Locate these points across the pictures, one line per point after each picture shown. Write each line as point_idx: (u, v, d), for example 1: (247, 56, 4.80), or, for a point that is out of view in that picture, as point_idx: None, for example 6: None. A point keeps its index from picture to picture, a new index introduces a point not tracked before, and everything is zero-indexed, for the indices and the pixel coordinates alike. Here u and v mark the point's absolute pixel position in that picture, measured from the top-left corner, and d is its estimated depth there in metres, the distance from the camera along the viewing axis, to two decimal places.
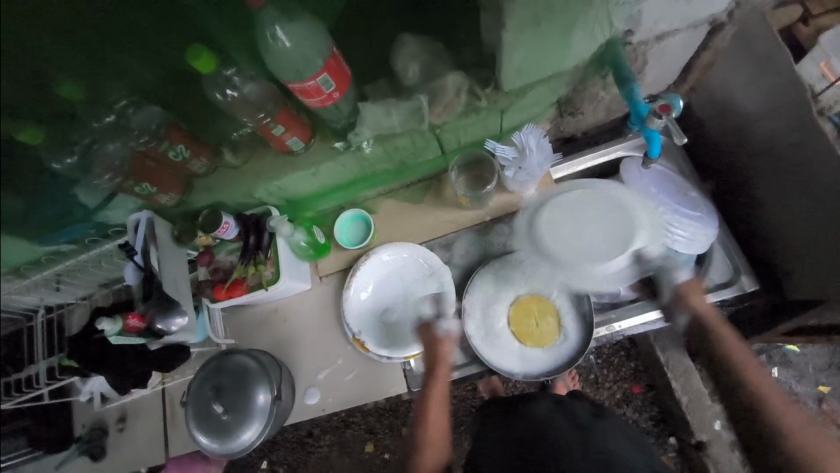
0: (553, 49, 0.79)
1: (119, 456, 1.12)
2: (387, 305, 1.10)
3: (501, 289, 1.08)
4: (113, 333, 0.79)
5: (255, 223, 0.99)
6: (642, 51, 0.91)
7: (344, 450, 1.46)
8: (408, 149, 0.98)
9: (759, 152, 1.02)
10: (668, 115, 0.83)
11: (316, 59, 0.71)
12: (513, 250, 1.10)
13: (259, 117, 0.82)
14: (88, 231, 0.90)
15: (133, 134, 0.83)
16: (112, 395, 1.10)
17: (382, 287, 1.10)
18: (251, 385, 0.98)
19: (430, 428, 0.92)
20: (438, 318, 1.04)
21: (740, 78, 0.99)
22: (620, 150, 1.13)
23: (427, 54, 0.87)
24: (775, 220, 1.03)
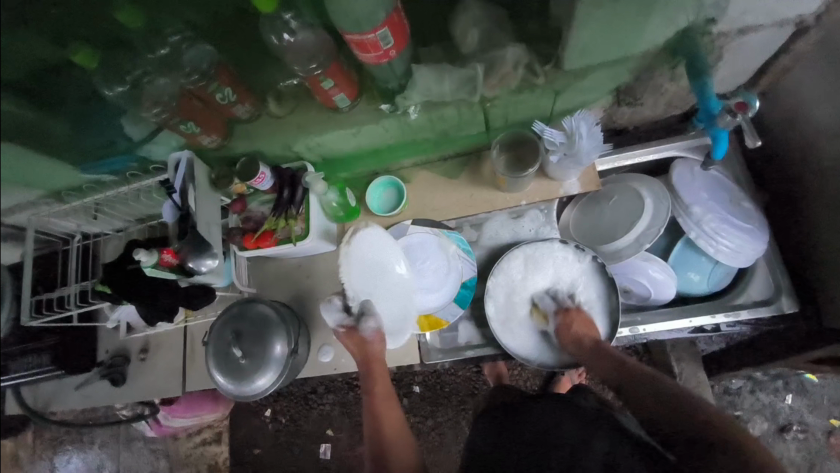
0: (627, 29, 0.74)
1: (138, 384, 1.17)
2: (373, 290, 1.01)
3: (526, 277, 1.06)
4: (148, 264, 0.81)
5: (291, 177, 0.99)
6: (720, 43, 0.85)
7: (344, 411, 1.50)
8: (453, 120, 0.95)
9: (826, 168, 0.96)
10: (744, 114, 0.81)
11: (378, 11, 0.68)
12: (546, 238, 1.07)
13: (310, 67, 0.80)
14: (130, 165, 0.91)
15: (185, 71, 0.83)
16: (137, 325, 1.14)
17: (373, 268, 1.01)
18: (271, 335, 1.00)
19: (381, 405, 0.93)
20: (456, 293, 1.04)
21: (819, 87, 0.92)
22: (672, 150, 1.08)
23: (490, 21, 0.83)
24: (830, 243, 0.98)
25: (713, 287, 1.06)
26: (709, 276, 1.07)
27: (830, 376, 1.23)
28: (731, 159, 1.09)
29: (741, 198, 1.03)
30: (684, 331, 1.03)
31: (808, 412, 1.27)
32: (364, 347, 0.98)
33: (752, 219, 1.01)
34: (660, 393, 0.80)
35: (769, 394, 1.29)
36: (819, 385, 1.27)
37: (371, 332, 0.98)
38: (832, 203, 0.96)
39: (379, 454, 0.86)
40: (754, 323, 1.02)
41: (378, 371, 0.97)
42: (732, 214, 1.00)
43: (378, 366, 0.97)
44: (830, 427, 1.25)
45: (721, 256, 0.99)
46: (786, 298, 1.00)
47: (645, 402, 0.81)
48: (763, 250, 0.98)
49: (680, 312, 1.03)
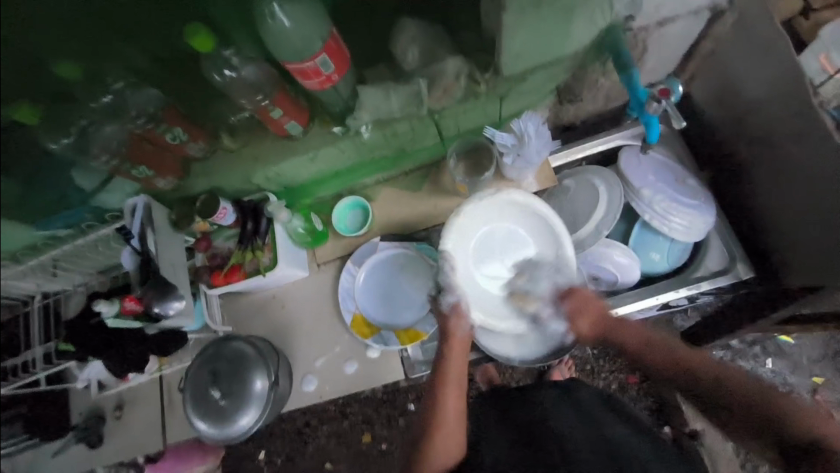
0: (554, 33, 0.79)
1: (118, 443, 1.12)
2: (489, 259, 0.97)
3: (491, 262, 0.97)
4: (110, 315, 0.81)
5: (253, 209, 0.99)
6: (642, 36, 0.93)
7: (341, 440, 1.46)
8: (407, 134, 0.98)
9: (757, 140, 1.03)
10: (667, 99, 0.87)
11: (315, 40, 0.72)
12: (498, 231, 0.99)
13: (257, 99, 0.82)
14: (85, 216, 0.88)
15: (131, 116, 0.82)
16: (109, 381, 1.10)
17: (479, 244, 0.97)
18: (249, 371, 0.99)
19: (444, 396, 0.81)
20: (439, 293, 0.90)
21: (737, 67, 1.00)
22: (617, 139, 1.13)
23: (426, 37, 0.87)
24: (773, 209, 1.05)
25: (675, 264, 1.11)
26: (668, 255, 1.11)
27: (802, 335, 1.28)
28: (673, 142, 1.16)
29: (686, 177, 1.09)
30: (654, 308, 1.09)
31: (790, 374, 1.32)
32: (449, 321, 0.88)
33: (698, 196, 1.06)
34: (749, 389, 0.71)
35: (749, 360, 1.33)
36: (794, 346, 1.33)
37: (449, 306, 0.88)
38: (767, 171, 1.03)
39: (421, 455, 0.77)
40: (717, 290, 1.08)
41: (456, 352, 0.86)
42: (680, 193, 1.06)
43: (458, 345, 0.86)
44: (813, 385, 1.30)
45: (675, 233, 1.05)
46: (741, 265, 1.07)
47: (729, 396, 0.71)
48: (711, 222, 1.04)
49: (649, 289, 1.08)
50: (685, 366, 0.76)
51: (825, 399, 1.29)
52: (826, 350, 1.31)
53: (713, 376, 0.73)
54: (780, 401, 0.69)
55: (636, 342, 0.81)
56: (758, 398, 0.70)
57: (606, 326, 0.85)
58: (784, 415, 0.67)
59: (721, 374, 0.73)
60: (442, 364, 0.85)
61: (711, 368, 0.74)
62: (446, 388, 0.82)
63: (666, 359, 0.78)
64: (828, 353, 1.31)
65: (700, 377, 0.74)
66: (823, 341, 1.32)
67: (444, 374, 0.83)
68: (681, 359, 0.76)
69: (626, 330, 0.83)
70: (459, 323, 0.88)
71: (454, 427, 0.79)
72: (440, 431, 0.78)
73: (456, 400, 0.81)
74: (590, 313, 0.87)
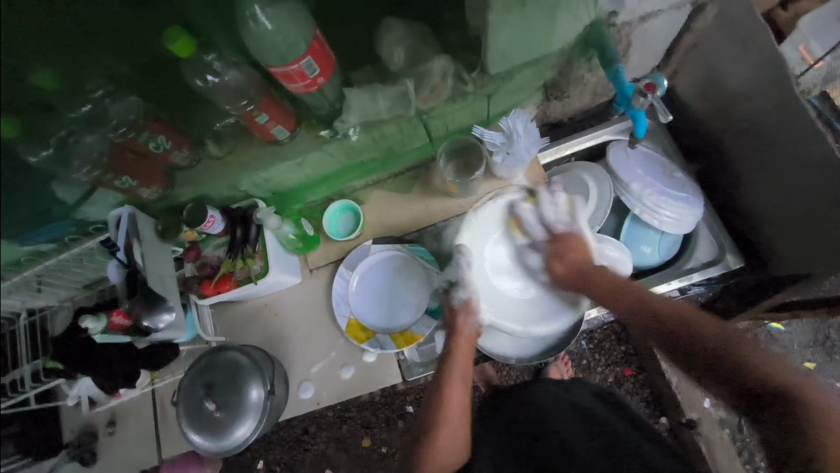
0: (539, 30, 0.79)
1: (112, 459, 1.09)
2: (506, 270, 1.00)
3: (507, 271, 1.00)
4: (98, 331, 0.79)
5: (242, 216, 0.98)
6: (626, 32, 0.93)
7: (340, 446, 1.45)
8: (396, 136, 0.97)
9: (741, 132, 1.04)
10: (652, 93, 0.86)
11: (299, 43, 0.71)
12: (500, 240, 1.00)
13: (242, 104, 0.80)
14: (69, 230, 0.86)
15: (112, 126, 0.80)
16: (100, 397, 1.08)
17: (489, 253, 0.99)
18: (244, 381, 0.97)
19: (450, 390, 0.83)
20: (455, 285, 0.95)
21: (718, 61, 1.01)
22: (606, 134, 1.13)
23: (411, 38, 0.86)
24: (760, 198, 1.06)
25: (666, 257, 1.12)
26: (659, 247, 1.12)
27: (792, 322, 1.30)
28: (660, 135, 1.17)
29: (673, 170, 1.10)
30: None
31: (782, 360, 1.34)
32: (456, 317, 0.91)
33: (685, 188, 1.07)
34: (717, 337, 0.68)
35: None
36: (785, 332, 1.35)
37: (459, 301, 0.93)
38: (752, 161, 1.05)
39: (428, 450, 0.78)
40: (707, 283, 1.09)
41: (463, 347, 0.89)
42: (668, 186, 1.06)
43: (465, 341, 0.89)
44: (805, 371, 1.32)
45: (666, 226, 1.05)
46: (730, 256, 1.07)
47: (695, 337, 0.70)
48: (700, 214, 1.05)
49: (641, 283, 1.09)
50: (653, 315, 0.76)
51: (817, 384, 1.31)
52: (816, 336, 1.33)
53: (681, 318, 0.73)
54: (747, 349, 0.65)
55: (620, 285, 0.83)
56: (721, 344, 0.67)
57: (602, 278, 0.86)
58: (753, 359, 0.64)
59: (690, 318, 0.72)
60: (449, 358, 0.88)
61: (680, 319, 0.73)
62: (452, 383, 0.84)
63: (643, 306, 0.78)
64: (818, 338, 1.33)
65: (670, 325, 0.73)
66: (813, 327, 1.34)
67: (451, 368, 0.86)
68: (653, 308, 0.77)
69: (595, 284, 0.86)
70: (466, 320, 0.91)
71: (457, 420, 0.81)
72: (444, 420, 0.80)
73: (462, 393, 0.83)
74: (577, 257, 0.90)
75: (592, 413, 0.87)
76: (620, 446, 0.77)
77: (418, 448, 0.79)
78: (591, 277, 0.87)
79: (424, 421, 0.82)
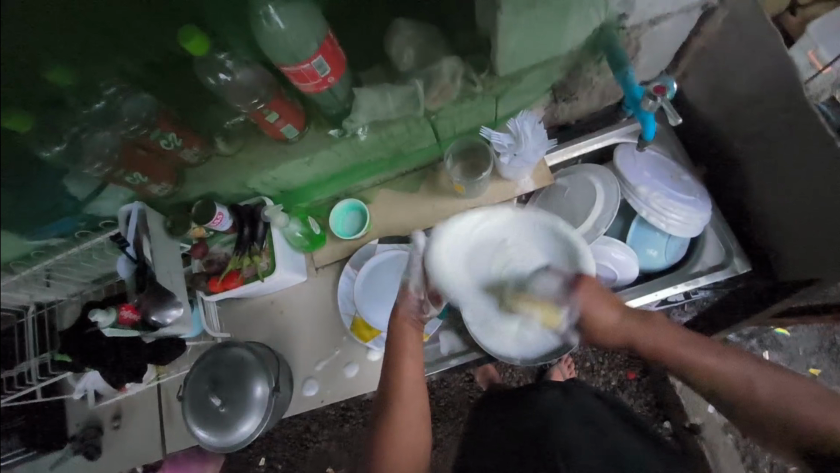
0: (549, 31, 0.79)
1: (117, 454, 1.10)
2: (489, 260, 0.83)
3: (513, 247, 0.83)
4: (108, 325, 0.79)
5: (250, 213, 0.98)
6: (635, 35, 0.94)
7: (342, 444, 1.45)
8: (404, 136, 0.98)
9: (749, 137, 1.04)
10: (663, 96, 0.87)
11: (311, 42, 0.71)
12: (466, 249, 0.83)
13: (252, 103, 0.81)
14: (77, 225, 0.86)
15: (124, 123, 0.82)
16: (106, 391, 1.09)
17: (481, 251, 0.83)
18: (248, 378, 0.98)
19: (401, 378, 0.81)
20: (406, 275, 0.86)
21: (727, 65, 1.01)
22: (614, 136, 1.14)
23: (421, 39, 0.86)
24: (767, 203, 1.06)
25: (672, 260, 1.11)
26: (666, 250, 1.12)
27: (798, 328, 1.30)
28: (668, 139, 1.16)
29: (681, 173, 1.10)
30: (653, 304, 1.09)
31: (787, 366, 1.33)
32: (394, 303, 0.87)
33: (693, 191, 1.07)
34: (766, 397, 0.72)
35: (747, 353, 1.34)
36: (791, 338, 1.34)
37: (415, 295, 0.86)
38: (760, 165, 1.04)
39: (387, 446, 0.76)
40: (713, 286, 1.09)
41: (408, 333, 0.85)
42: (676, 189, 1.06)
43: (408, 326, 0.85)
44: (811, 376, 1.32)
45: (673, 229, 1.05)
46: (738, 259, 1.07)
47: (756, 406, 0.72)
48: (708, 217, 1.05)
49: (648, 286, 1.09)
50: (714, 380, 0.75)
51: (823, 390, 1.31)
52: (823, 342, 1.32)
53: (737, 384, 0.73)
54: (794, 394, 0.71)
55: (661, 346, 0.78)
56: (775, 398, 0.71)
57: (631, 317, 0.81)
58: (794, 414, 0.70)
59: (742, 378, 0.73)
60: (395, 344, 0.84)
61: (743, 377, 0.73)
62: (403, 368, 0.82)
63: (692, 374, 0.76)
64: (824, 344, 1.33)
65: (731, 386, 0.73)
66: (819, 333, 1.33)
67: (399, 354, 0.83)
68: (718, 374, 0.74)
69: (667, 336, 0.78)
70: (405, 303, 0.86)
71: (414, 406, 0.80)
72: (400, 413, 0.78)
73: (415, 376, 0.82)
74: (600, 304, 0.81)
75: (595, 418, 0.87)
76: (621, 454, 0.78)
77: (377, 434, 0.78)
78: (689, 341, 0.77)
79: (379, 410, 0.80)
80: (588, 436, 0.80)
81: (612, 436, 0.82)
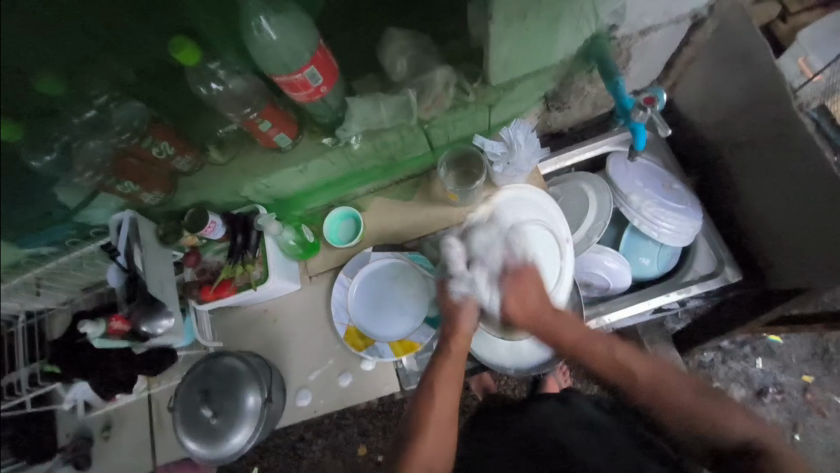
0: (540, 41, 0.80)
1: (106, 464, 1.09)
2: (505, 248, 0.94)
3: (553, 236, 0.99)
4: (97, 336, 0.78)
5: (243, 222, 0.97)
6: (627, 45, 0.94)
7: (336, 454, 1.44)
8: (397, 144, 0.98)
9: (740, 146, 1.05)
10: (652, 107, 0.88)
11: (303, 52, 0.72)
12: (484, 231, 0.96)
13: (245, 112, 0.81)
14: (69, 233, 0.85)
15: (115, 131, 0.81)
16: (96, 401, 1.08)
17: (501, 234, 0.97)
18: (240, 388, 0.97)
19: (441, 392, 0.82)
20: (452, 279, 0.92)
21: (717, 75, 1.02)
22: (606, 144, 1.14)
23: (414, 48, 0.87)
24: (758, 212, 1.06)
25: (665, 268, 1.12)
26: (658, 258, 1.12)
27: (791, 335, 1.30)
28: (660, 147, 1.17)
29: (673, 182, 1.11)
30: (646, 313, 1.09)
31: (780, 373, 1.33)
32: (457, 313, 0.89)
33: (685, 200, 1.08)
34: (688, 397, 0.76)
35: (740, 361, 1.35)
36: (784, 345, 1.35)
37: (461, 296, 0.90)
38: (750, 174, 1.05)
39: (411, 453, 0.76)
40: (706, 295, 1.10)
41: (458, 347, 0.87)
42: (668, 198, 1.07)
43: (459, 343, 0.87)
44: (804, 384, 1.32)
45: (665, 238, 1.05)
46: (729, 269, 1.07)
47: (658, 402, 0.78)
48: (699, 225, 1.05)
49: (641, 295, 1.08)
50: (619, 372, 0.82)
51: (815, 397, 1.31)
52: (815, 349, 1.33)
53: (653, 382, 0.80)
54: (715, 406, 0.75)
55: (584, 345, 0.86)
56: (699, 403, 0.76)
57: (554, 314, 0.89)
58: (720, 422, 0.74)
59: (661, 381, 0.79)
60: (440, 358, 0.86)
61: (651, 373, 0.80)
62: (445, 380, 0.83)
63: (607, 369, 0.83)
64: (817, 351, 1.33)
65: (642, 388, 0.80)
66: (812, 340, 1.34)
67: (442, 369, 0.84)
68: (627, 371, 0.81)
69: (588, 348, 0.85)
70: (466, 318, 0.89)
71: (446, 418, 0.80)
72: (436, 421, 0.79)
73: (453, 393, 0.83)
74: (532, 299, 0.89)
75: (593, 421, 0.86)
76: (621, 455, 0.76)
77: (409, 443, 0.77)
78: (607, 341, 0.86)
79: (410, 423, 0.80)
80: (585, 445, 0.79)
81: (611, 438, 0.81)
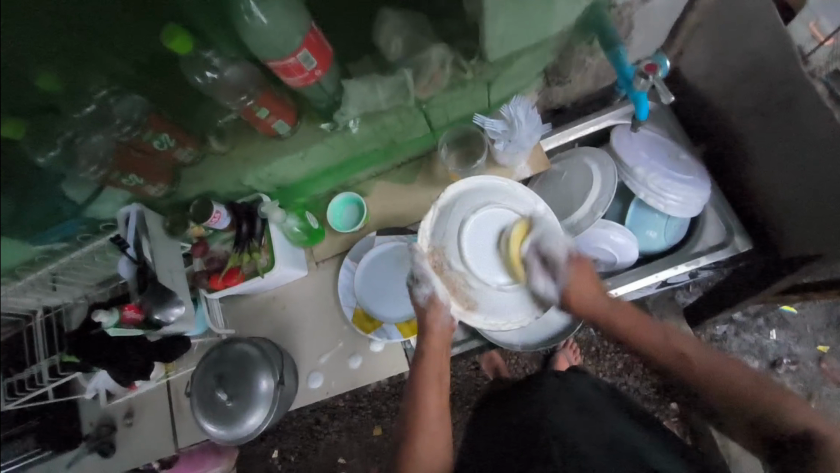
0: (536, 14, 0.78)
1: (130, 450, 1.13)
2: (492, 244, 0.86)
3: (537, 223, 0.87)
4: (111, 325, 0.79)
5: (247, 211, 0.99)
6: (627, 13, 0.92)
7: (352, 435, 1.47)
8: (396, 126, 0.97)
9: (746, 112, 1.02)
10: (656, 74, 0.85)
11: (295, 36, 0.71)
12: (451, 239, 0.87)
13: (241, 100, 0.82)
14: (79, 228, 0.86)
15: (116, 124, 0.82)
16: (117, 391, 1.10)
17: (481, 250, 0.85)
18: (253, 372, 0.99)
19: (426, 394, 0.81)
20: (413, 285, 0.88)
21: (724, 39, 0.98)
22: (609, 119, 1.12)
23: (409, 27, 0.86)
24: (767, 179, 1.04)
25: (672, 241, 1.11)
26: (665, 231, 1.11)
27: (805, 305, 1.29)
28: (664, 118, 1.15)
29: (679, 153, 1.08)
30: (652, 286, 1.09)
31: (795, 344, 1.32)
32: (428, 314, 0.87)
33: (692, 171, 1.06)
34: (747, 386, 0.72)
35: (753, 333, 1.34)
36: (798, 316, 1.33)
37: (425, 298, 0.87)
38: (759, 141, 1.02)
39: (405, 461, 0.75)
40: (714, 266, 1.08)
41: (436, 347, 0.86)
42: (674, 169, 1.05)
43: (438, 339, 0.87)
44: (819, 354, 1.31)
45: (672, 210, 1.04)
46: (739, 238, 1.06)
47: (720, 393, 0.73)
48: (707, 197, 1.03)
49: (648, 268, 1.08)
50: (682, 362, 0.77)
51: (831, 367, 1.30)
52: (831, 318, 1.31)
53: (712, 376, 0.74)
54: (776, 392, 0.71)
55: (632, 328, 0.83)
56: (761, 393, 0.71)
57: (610, 305, 0.86)
58: (773, 410, 0.70)
59: (723, 373, 0.74)
60: (420, 362, 0.86)
61: (712, 363, 0.75)
62: (428, 384, 0.82)
63: (670, 355, 0.78)
64: (833, 321, 1.31)
65: (697, 374, 0.75)
66: (827, 309, 1.32)
67: (424, 369, 0.84)
68: (690, 360, 0.77)
69: (647, 334, 0.81)
70: (436, 316, 0.87)
71: (436, 420, 0.79)
72: (423, 425, 0.78)
73: (438, 391, 0.82)
74: (586, 291, 0.87)
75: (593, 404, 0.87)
76: (622, 442, 0.78)
77: (404, 442, 0.78)
78: (646, 319, 0.83)
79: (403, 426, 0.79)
80: (586, 427, 0.80)
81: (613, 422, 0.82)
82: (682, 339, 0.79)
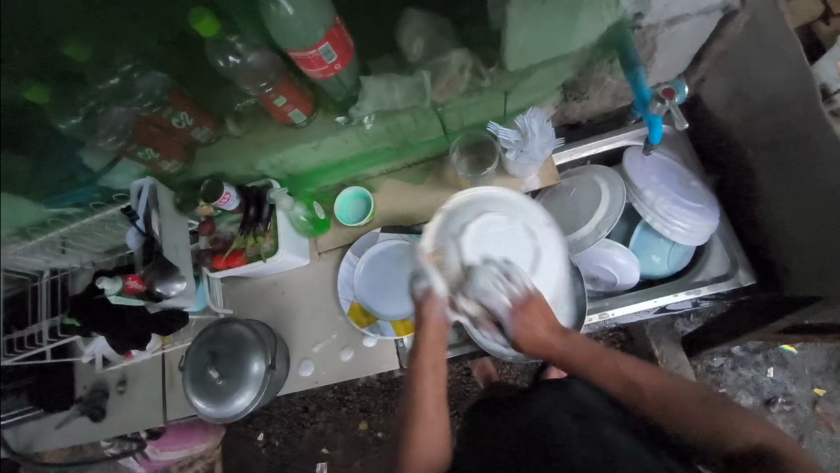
0: (559, 28, 0.78)
1: (121, 418, 1.15)
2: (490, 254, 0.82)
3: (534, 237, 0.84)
4: (113, 292, 0.80)
5: (256, 195, 1.00)
6: (651, 36, 0.92)
7: (338, 427, 1.49)
8: (410, 127, 0.98)
9: (763, 145, 1.02)
10: (671, 99, 0.86)
11: (318, 28, 0.73)
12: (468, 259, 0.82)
13: (260, 86, 0.83)
14: (93, 196, 0.90)
15: (138, 99, 0.84)
16: (112, 357, 1.13)
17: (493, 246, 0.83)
18: (247, 354, 1.01)
19: (424, 386, 0.77)
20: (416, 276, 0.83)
21: (748, 70, 0.97)
22: (624, 139, 1.12)
23: (432, 30, 0.87)
24: (779, 214, 1.03)
25: (675, 268, 1.10)
26: (668, 257, 1.11)
27: (805, 346, 1.26)
28: (679, 143, 1.14)
29: (690, 179, 1.08)
30: (650, 311, 1.08)
31: (791, 384, 1.30)
32: (423, 308, 0.82)
33: (701, 199, 1.05)
34: (691, 405, 0.67)
35: (750, 368, 1.32)
36: (798, 356, 1.31)
37: (422, 291, 0.81)
38: (772, 175, 1.02)
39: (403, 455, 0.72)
40: (715, 298, 1.07)
41: (433, 337, 0.81)
42: (684, 196, 1.04)
43: (435, 330, 0.81)
44: (814, 396, 1.29)
45: (677, 236, 1.04)
46: (742, 272, 1.05)
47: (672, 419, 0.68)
48: (715, 226, 1.03)
49: (646, 293, 1.07)
50: (630, 385, 0.72)
51: (826, 411, 1.28)
52: (830, 362, 1.29)
53: (659, 398, 0.70)
54: (725, 410, 0.66)
55: (584, 360, 0.78)
56: (705, 411, 0.66)
57: (553, 338, 0.81)
58: (725, 430, 0.64)
59: (665, 393, 0.70)
60: (415, 352, 0.81)
61: (661, 385, 0.71)
62: (424, 374, 0.78)
63: (615, 385, 0.74)
64: (832, 364, 1.29)
65: (650, 398, 0.70)
66: (827, 353, 1.30)
67: (420, 360, 0.80)
68: (634, 382, 0.72)
69: (584, 360, 0.78)
70: (432, 310, 0.81)
71: (435, 414, 0.75)
72: (422, 417, 0.75)
73: (436, 382, 0.78)
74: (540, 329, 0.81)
75: None
76: None
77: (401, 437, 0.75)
78: (587, 346, 0.79)
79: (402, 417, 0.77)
80: None
81: None
82: (610, 361, 0.76)
